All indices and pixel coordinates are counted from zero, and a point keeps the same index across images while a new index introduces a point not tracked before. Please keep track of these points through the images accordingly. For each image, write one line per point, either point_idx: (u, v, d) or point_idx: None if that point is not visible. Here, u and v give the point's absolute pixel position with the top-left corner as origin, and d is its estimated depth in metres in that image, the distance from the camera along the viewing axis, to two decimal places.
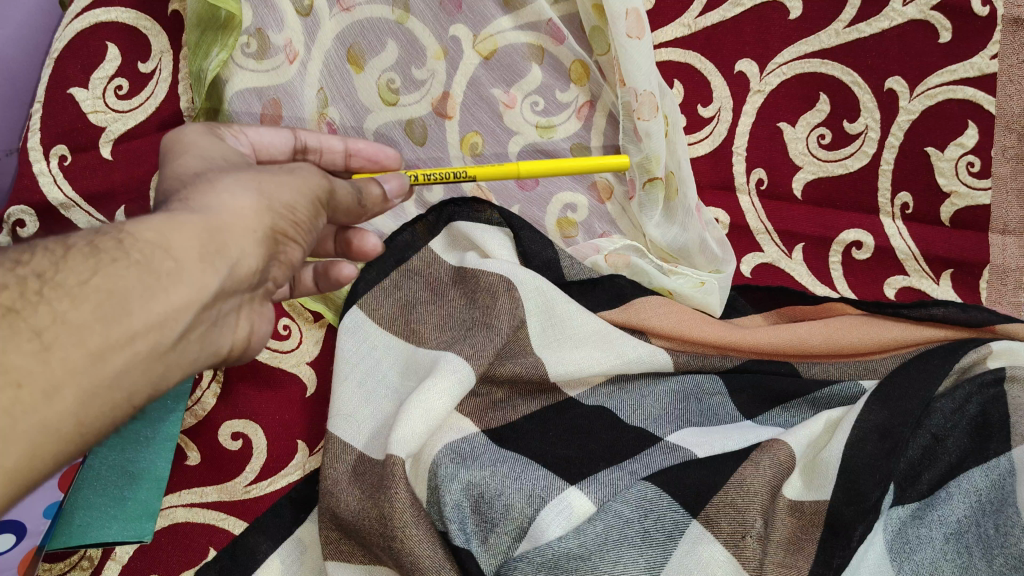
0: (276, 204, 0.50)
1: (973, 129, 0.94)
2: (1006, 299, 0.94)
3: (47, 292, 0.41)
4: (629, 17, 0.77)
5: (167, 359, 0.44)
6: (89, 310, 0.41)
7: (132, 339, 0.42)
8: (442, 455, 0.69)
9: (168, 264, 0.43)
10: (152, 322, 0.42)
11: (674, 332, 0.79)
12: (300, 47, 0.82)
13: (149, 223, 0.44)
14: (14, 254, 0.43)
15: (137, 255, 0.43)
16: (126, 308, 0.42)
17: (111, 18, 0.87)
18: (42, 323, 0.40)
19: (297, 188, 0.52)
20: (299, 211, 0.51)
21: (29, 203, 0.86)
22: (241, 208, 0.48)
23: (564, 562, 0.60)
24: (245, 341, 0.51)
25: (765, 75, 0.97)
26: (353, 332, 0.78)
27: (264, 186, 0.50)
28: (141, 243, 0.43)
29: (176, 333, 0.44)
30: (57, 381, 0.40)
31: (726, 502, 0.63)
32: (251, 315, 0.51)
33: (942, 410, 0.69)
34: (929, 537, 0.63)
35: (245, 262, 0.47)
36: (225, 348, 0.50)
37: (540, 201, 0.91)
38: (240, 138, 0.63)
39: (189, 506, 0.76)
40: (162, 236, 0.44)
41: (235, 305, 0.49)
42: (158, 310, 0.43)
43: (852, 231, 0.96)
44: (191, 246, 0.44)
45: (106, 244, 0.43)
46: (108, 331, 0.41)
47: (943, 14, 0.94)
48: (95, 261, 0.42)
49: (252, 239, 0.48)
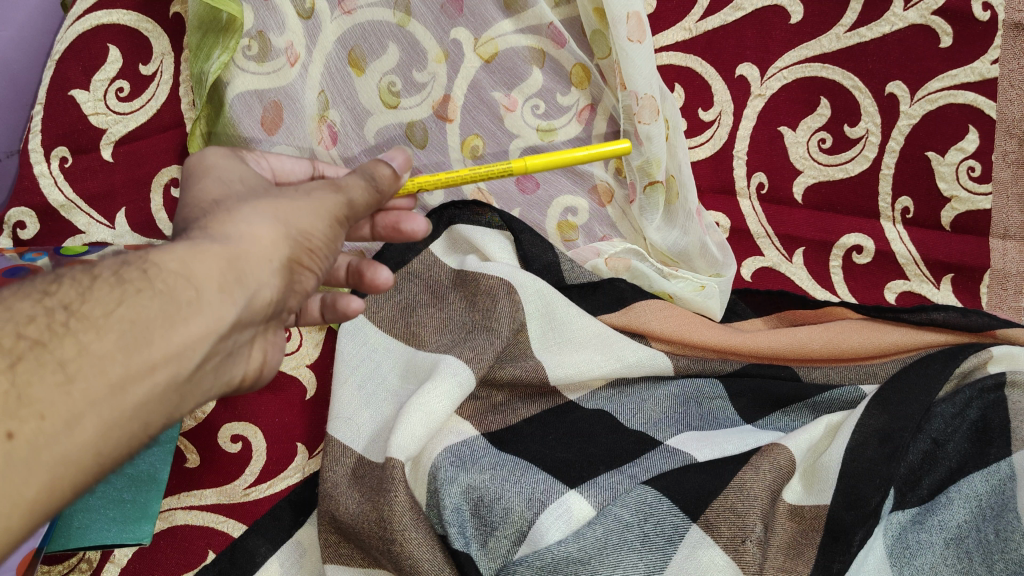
0: (293, 230, 0.50)
1: (973, 134, 0.94)
2: (1006, 304, 0.94)
3: (73, 323, 0.41)
4: (630, 21, 0.77)
5: (183, 389, 0.44)
6: (112, 341, 0.41)
7: (153, 369, 0.42)
8: (442, 458, 0.68)
9: (190, 294, 0.44)
10: (172, 352, 0.42)
11: (674, 336, 0.79)
12: (301, 50, 0.82)
13: (173, 252, 0.45)
14: (42, 285, 0.43)
15: (161, 285, 0.43)
16: (149, 338, 0.42)
17: (113, 20, 0.87)
18: (67, 355, 0.40)
19: (315, 211, 0.52)
20: (317, 235, 0.51)
21: (30, 206, 0.86)
22: (258, 236, 0.48)
23: (564, 566, 0.60)
24: (257, 369, 0.52)
25: (765, 79, 0.97)
26: (353, 334, 0.79)
27: (280, 212, 0.50)
28: (166, 273, 0.44)
29: (194, 364, 0.44)
30: (78, 412, 0.40)
31: (725, 505, 0.62)
32: (264, 344, 0.52)
33: (943, 414, 0.68)
34: (929, 542, 0.62)
35: (262, 292, 0.47)
36: (236, 377, 0.51)
37: (541, 205, 0.91)
38: (261, 162, 0.64)
39: (189, 509, 0.76)
40: (185, 266, 0.44)
41: (251, 336, 0.49)
42: (177, 340, 0.43)
43: (853, 235, 0.96)
44: (213, 277, 0.45)
45: (130, 274, 0.43)
46: (129, 361, 0.41)
47: (944, 18, 0.93)
48: (120, 291, 0.42)
49: (272, 269, 0.48)
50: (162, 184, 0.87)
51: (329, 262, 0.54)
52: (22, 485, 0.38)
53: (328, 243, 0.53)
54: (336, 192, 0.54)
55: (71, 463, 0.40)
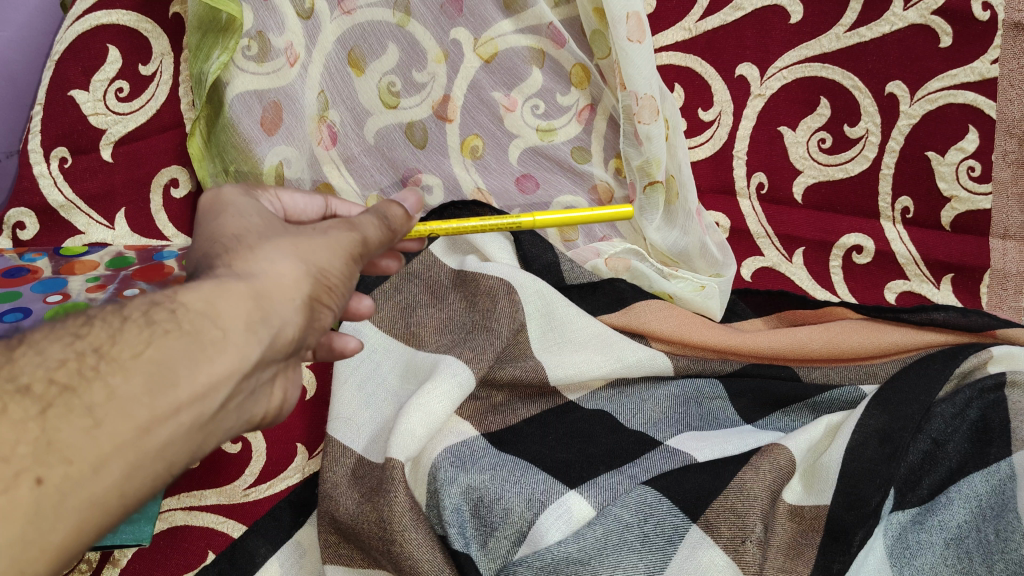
0: (313, 269, 0.49)
1: (973, 134, 0.94)
2: (1006, 303, 0.94)
3: (103, 366, 0.39)
4: (630, 21, 0.77)
5: (206, 431, 0.43)
6: (139, 384, 0.39)
7: (178, 412, 0.40)
8: (442, 459, 0.68)
9: (217, 335, 0.42)
10: (199, 394, 0.41)
11: (674, 336, 0.79)
12: (300, 50, 0.82)
13: (199, 291, 0.43)
14: (72, 325, 0.41)
15: (188, 326, 0.41)
16: (176, 380, 0.40)
17: (112, 20, 0.87)
18: (94, 399, 0.38)
19: (331, 249, 0.50)
20: (334, 273, 0.50)
21: (30, 206, 0.86)
22: (282, 275, 0.47)
23: (563, 567, 0.60)
24: (279, 406, 0.51)
25: (765, 79, 0.97)
26: (353, 334, 0.79)
27: (301, 251, 0.49)
28: (191, 313, 0.42)
29: (218, 404, 0.42)
30: (104, 457, 0.38)
31: (726, 505, 0.62)
32: (284, 381, 0.50)
33: (943, 414, 0.68)
34: (929, 543, 0.62)
35: (286, 330, 0.46)
36: (258, 414, 0.49)
37: (540, 205, 0.90)
38: (274, 202, 0.61)
39: (189, 510, 0.76)
40: (212, 305, 0.43)
41: (271, 374, 0.48)
42: (203, 382, 0.41)
43: (853, 235, 0.96)
44: (239, 316, 0.43)
45: (159, 315, 0.41)
46: (154, 404, 0.39)
47: (944, 18, 0.93)
48: (148, 333, 0.40)
49: (294, 306, 0.47)
50: (162, 185, 0.87)
51: (345, 300, 0.53)
52: (50, 529, 0.36)
53: (342, 278, 0.51)
54: (351, 231, 0.53)
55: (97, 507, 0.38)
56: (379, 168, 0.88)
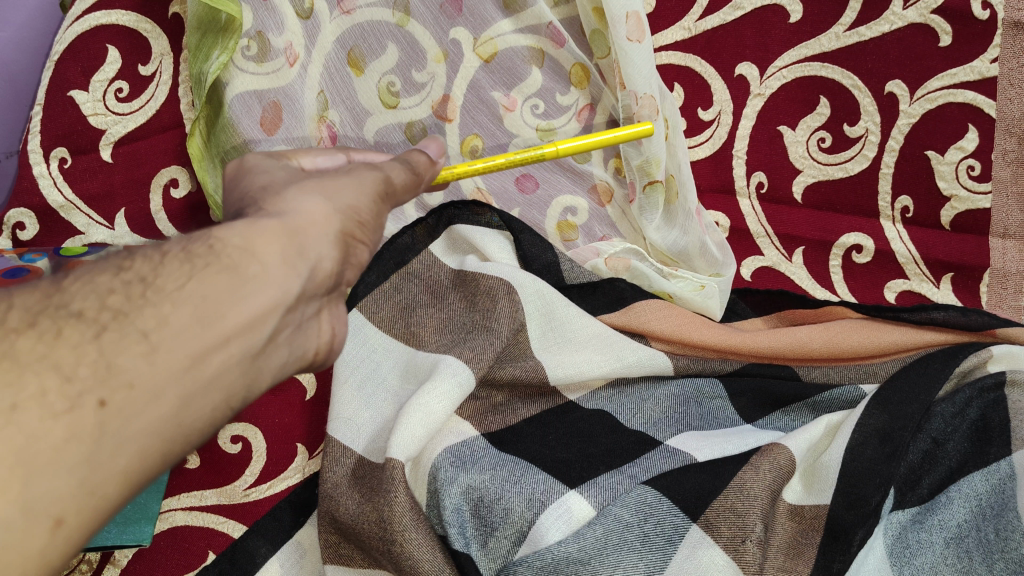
0: (341, 206, 0.48)
1: (973, 133, 0.94)
2: (1006, 303, 0.94)
3: (150, 295, 0.40)
4: (629, 20, 0.77)
5: (255, 363, 0.43)
6: (186, 312, 0.39)
7: (227, 341, 0.41)
8: (442, 459, 0.68)
9: (255, 267, 0.42)
10: (243, 324, 0.41)
11: (674, 336, 0.79)
12: (300, 50, 0.82)
13: (235, 228, 0.43)
14: (115, 260, 0.42)
15: (227, 258, 0.42)
16: (220, 312, 0.40)
17: (112, 20, 0.86)
18: (146, 325, 0.38)
19: (357, 188, 0.50)
20: (363, 210, 0.50)
21: (29, 206, 0.86)
22: (314, 211, 0.47)
23: (564, 567, 0.60)
24: (329, 344, 0.49)
25: (765, 79, 0.97)
26: (353, 335, 0.78)
27: (328, 190, 0.49)
28: (230, 247, 0.42)
29: (263, 337, 0.43)
30: (159, 385, 0.38)
31: (726, 505, 0.62)
32: (332, 316, 0.49)
33: (942, 414, 0.69)
34: (929, 542, 0.62)
35: (323, 264, 0.46)
36: (310, 351, 0.48)
37: (541, 204, 0.91)
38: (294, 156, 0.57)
39: (189, 510, 0.76)
40: (248, 240, 0.43)
41: (315, 310, 0.47)
42: (246, 313, 0.41)
43: (852, 234, 0.96)
44: (276, 250, 0.43)
45: (198, 250, 0.42)
46: (204, 333, 0.40)
47: (944, 17, 0.93)
48: (188, 267, 0.41)
49: (328, 240, 0.46)
50: (162, 185, 0.87)
51: (377, 238, 0.52)
52: (110, 459, 0.37)
53: (374, 219, 0.51)
54: (374, 169, 0.53)
55: (152, 434, 0.38)
56: None
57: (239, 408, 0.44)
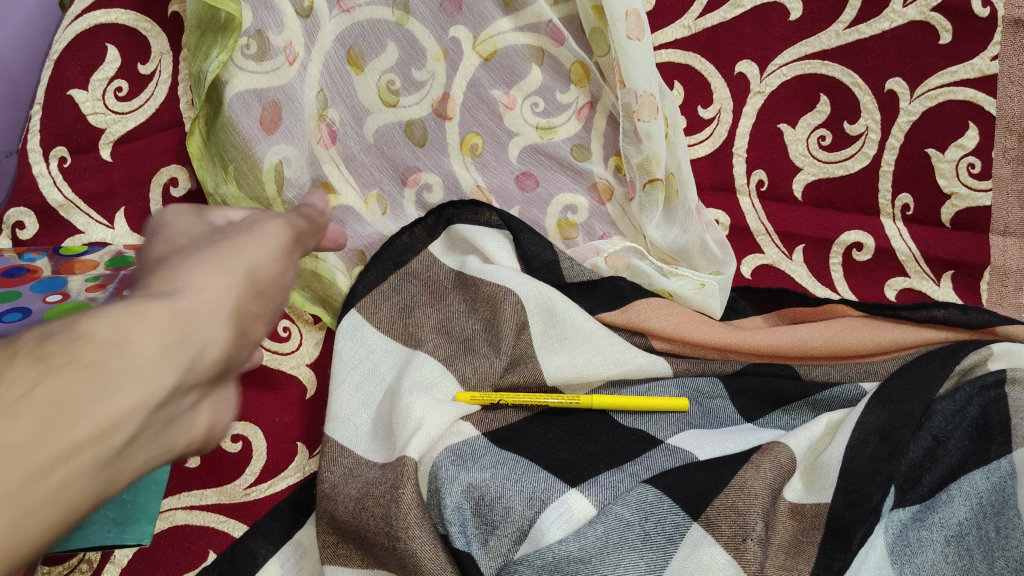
0: (237, 280, 0.43)
1: (973, 131, 0.94)
2: (1007, 300, 0.94)
3: None
4: (629, 18, 0.78)
5: (114, 469, 0.38)
6: (25, 423, 0.35)
7: (71, 454, 0.36)
8: (443, 457, 0.67)
9: (123, 362, 0.37)
10: (97, 430, 0.36)
11: (674, 334, 0.79)
12: (300, 48, 0.81)
13: (106, 317, 0.38)
14: None
15: (87, 355, 0.37)
16: (72, 417, 0.36)
17: (111, 19, 0.86)
18: None
19: (257, 253, 0.45)
20: (265, 279, 0.45)
21: (29, 205, 0.86)
22: (199, 291, 0.42)
23: (564, 566, 0.60)
24: (207, 434, 0.44)
25: (765, 76, 0.97)
26: (351, 335, 0.78)
27: (222, 264, 0.44)
28: (93, 342, 0.37)
29: (122, 441, 0.38)
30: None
31: (726, 504, 0.62)
32: (215, 404, 0.44)
33: (943, 412, 0.69)
34: (930, 540, 0.62)
35: (209, 352, 0.41)
36: (182, 445, 0.43)
37: (540, 203, 0.91)
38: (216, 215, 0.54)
39: (189, 509, 0.75)
40: (119, 330, 0.38)
41: (194, 401, 0.42)
42: (101, 418, 0.36)
43: (853, 232, 0.96)
44: (150, 343, 0.38)
45: (55, 346, 0.37)
46: (47, 444, 0.35)
47: (944, 15, 0.93)
48: (40, 366, 0.36)
49: (218, 322, 0.42)
50: (162, 184, 0.87)
51: (280, 306, 0.47)
52: None
53: (277, 281, 0.46)
54: (284, 224, 0.48)
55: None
56: (379, 168, 0.88)
57: (90, 514, 0.39)
